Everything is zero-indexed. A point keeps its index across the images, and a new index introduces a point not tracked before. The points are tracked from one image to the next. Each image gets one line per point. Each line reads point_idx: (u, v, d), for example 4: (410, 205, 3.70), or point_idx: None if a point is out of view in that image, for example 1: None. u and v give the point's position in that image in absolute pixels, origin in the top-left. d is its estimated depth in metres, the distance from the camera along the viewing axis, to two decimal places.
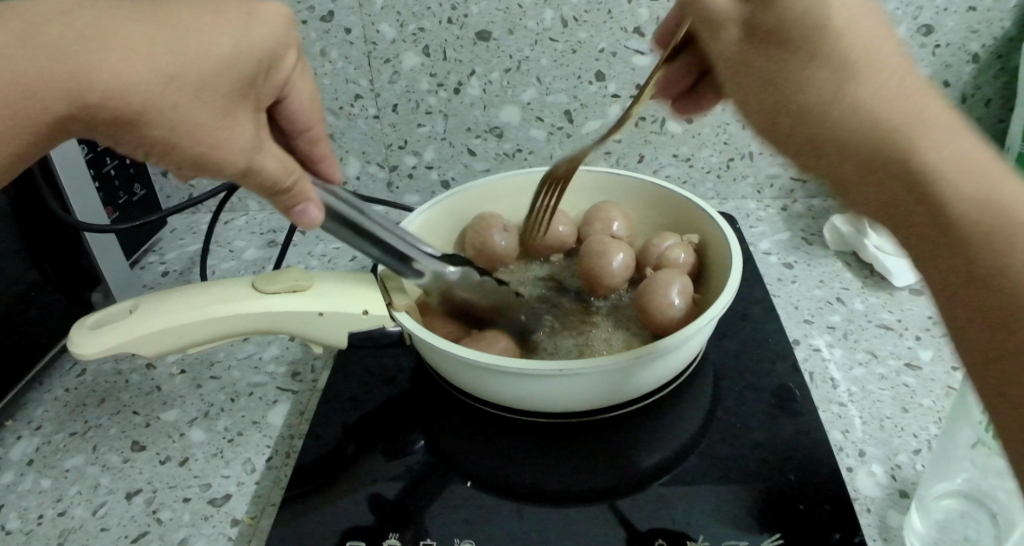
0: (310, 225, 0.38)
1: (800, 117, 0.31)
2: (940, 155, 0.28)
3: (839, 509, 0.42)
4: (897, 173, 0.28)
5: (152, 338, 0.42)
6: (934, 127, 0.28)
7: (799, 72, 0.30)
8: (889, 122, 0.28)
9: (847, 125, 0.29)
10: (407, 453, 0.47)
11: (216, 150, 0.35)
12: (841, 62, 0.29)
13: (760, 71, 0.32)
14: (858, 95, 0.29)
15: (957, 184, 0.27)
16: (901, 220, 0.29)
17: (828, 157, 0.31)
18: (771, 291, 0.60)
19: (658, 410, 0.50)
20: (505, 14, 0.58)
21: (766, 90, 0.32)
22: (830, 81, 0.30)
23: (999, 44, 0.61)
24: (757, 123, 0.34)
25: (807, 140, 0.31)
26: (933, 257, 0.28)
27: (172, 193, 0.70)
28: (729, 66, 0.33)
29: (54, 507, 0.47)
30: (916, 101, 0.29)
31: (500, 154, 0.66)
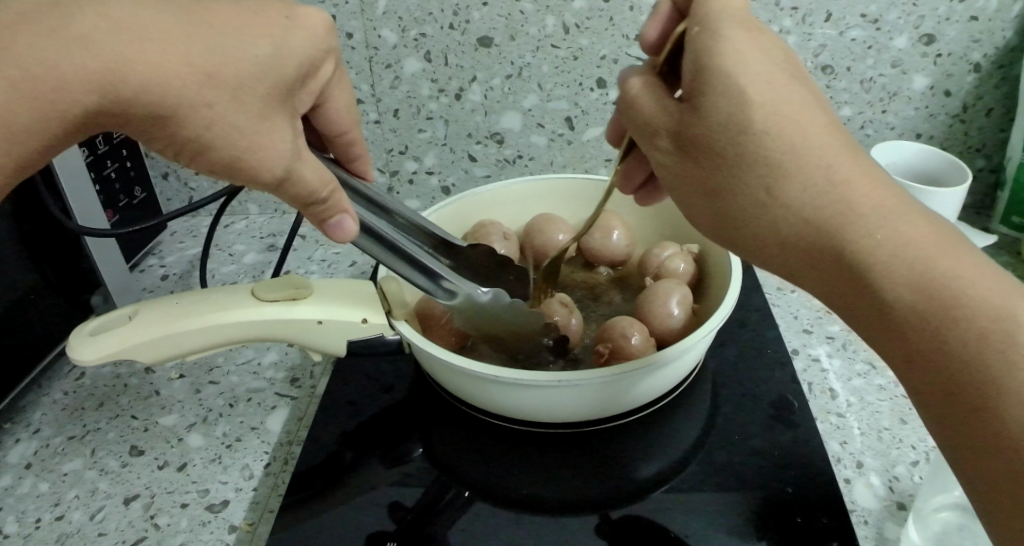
0: (345, 237, 0.38)
1: (729, 223, 0.34)
2: (877, 241, 0.31)
3: (837, 521, 0.42)
4: (842, 262, 0.31)
5: (151, 345, 0.42)
6: (859, 211, 0.31)
7: (726, 179, 0.33)
8: (821, 212, 0.31)
9: (776, 232, 0.33)
10: (405, 461, 0.47)
11: (253, 153, 0.34)
12: (767, 169, 0.32)
13: (692, 176, 0.34)
14: (789, 194, 0.32)
15: (885, 269, 0.31)
16: (851, 302, 0.32)
17: (771, 249, 0.33)
18: (770, 299, 0.60)
19: (656, 420, 0.50)
20: (506, 21, 0.58)
21: (705, 197, 0.34)
22: (763, 184, 0.32)
23: (1001, 54, 0.61)
24: (703, 225, 0.36)
25: (750, 238, 0.34)
26: (876, 333, 0.32)
27: (172, 196, 0.70)
28: (670, 172, 0.36)
29: (51, 511, 0.47)
30: (849, 187, 0.31)
31: (500, 161, 0.66)
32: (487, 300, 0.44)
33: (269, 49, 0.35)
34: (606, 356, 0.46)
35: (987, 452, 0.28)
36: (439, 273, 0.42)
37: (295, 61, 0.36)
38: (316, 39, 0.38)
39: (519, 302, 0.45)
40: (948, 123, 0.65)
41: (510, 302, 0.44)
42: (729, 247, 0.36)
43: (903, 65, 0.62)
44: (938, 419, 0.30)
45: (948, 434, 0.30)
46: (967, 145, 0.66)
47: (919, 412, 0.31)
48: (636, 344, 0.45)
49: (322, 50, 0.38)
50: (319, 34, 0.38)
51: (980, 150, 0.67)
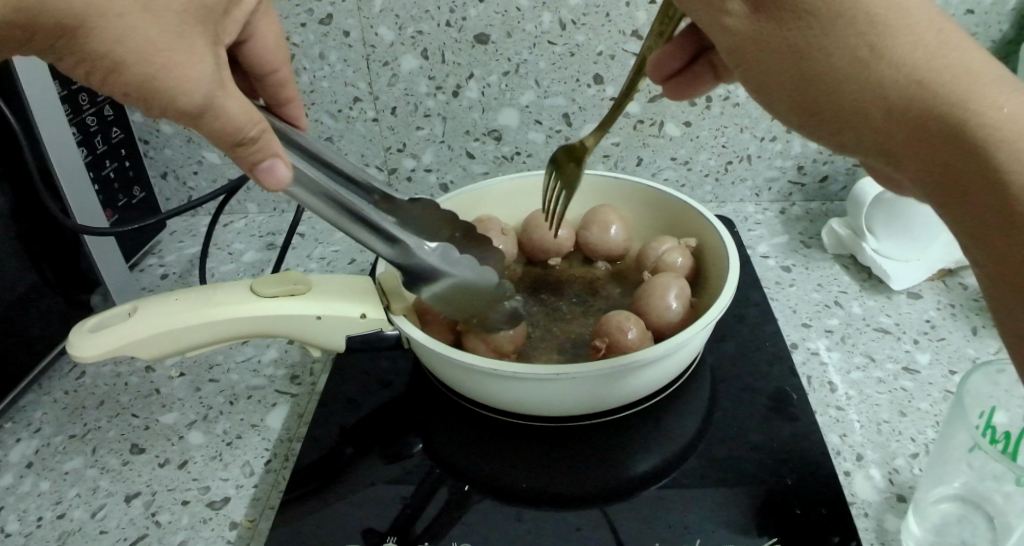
0: (277, 183, 0.36)
1: (813, 91, 0.31)
2: (997, 116, 0.29)
3: (836, 512, 0.42)
4: (947, 133, 0.29)
5: (151, 341, 0.42)
6: (979, 83, 0.29)
7: (822, 43, 0.30)
8: (935, 79, 0.29)
9: (872, 97, 0.30)
10: (405, 456, 0.47)
11: (169, 74, 0.32)
12: (868, 25, 0.29)
13: (771, 43, 0.31)
14: (898, 55, 0.29)
15: (1012, 143, 0.29)
16: (943, 175, 0.30)
17: (867, 116, 0.30)
18: (769, 294, 0.60)
19: (656, 414, 0.50)
20: (503, 17, 0.58)
21: (787, 62, 0.31)
22: (863, 38, 0.29)
23: (997, 47, 0.61)
24: (776, 102, 0.32)
25: (836, 115, 0.31)
26: (976, 217, 0.30)
27: (171, 195, 0.70)
28: (739, 47, 0.32)
29: (52, 509, 0.48)
30: (957, 57, 0.30)
31: (499, 157, 0.66)
32: (434, 257, 0.43)
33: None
34: (605, 350, 0.46)
35: None
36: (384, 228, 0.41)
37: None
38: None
39: (467, 259, 0.44)
40: None
41: (458, 258, 0.43)
42: (799, 128, 0.33)
43: None
44: (1017, 297, 0.29)
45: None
46: None
47: (1002, 303, 0.30)
48: (633, 338, 0.45)
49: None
50: None
51: None
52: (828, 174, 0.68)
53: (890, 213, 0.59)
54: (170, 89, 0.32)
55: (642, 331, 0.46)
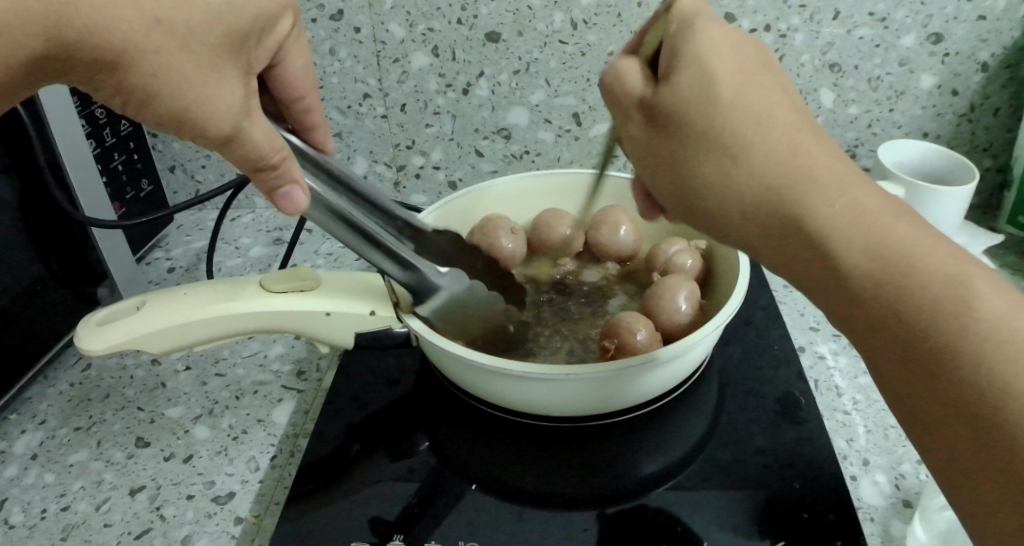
0: (292, 208, 0.37)
1: (687, 196, 0.33)
2: (830, 209, 0.29)
3: (843, 518, 0.42)
4: (795, 232, 0.30)
5: (159, 335, 0.42)
6: (821, 178, 0.30)
7: (689, 153, 0.32)
8: (785, 182, 0.30)
9: (730, 200, 0.31)
10: (411, 454, 0.47)
11: (200, 106, 0.34)
12: (730, 139, 0.31)
13: (660, 151, 0.33)
14: (756, 163, 0.30)
15: (843, 235, 0.29)
16: (805, 272, 0.30)
17: (731, 218, 0.32)
18: (777, 297, 0.60)
19: (664, 415, 0.50)
20: (514, 16, 0.58)
21: (666, 162, 0.33)
22: (727, 150, 0.31)
23: (1008, 54, 0.61)
24: (662, 188, 0.34)
25: (705, 214, 0.32)
26: (862, 323, 0.29)
27: (178, 189, 0.70)
28: (638, 147, 0.34)
29: (57, 501, 0.48)
30: (806, 156, 0.30)
31: (508, 156, 0.66)
32: (446, 281, 0.44)
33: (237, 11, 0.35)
34: (613, 351, 0.46)
35: (948, 421, 0.27)
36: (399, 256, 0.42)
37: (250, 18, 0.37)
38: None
39: (478, 285, 0.45)
40: (955, 122, 0.65)
41: (469, 286, 0.45)
42: (685, 221, 0.34)
43: (911, 64, 0.62)
44: (900, 390, 0.28)
45: (924, 415, 0.28)
46: (974, 145, 0.66)
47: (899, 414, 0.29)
48: (642, 340, 0.45)
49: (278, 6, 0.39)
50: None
51: (987, 149, 0.66)
52: None
53: None
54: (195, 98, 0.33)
55: (651, 334, 0.46)
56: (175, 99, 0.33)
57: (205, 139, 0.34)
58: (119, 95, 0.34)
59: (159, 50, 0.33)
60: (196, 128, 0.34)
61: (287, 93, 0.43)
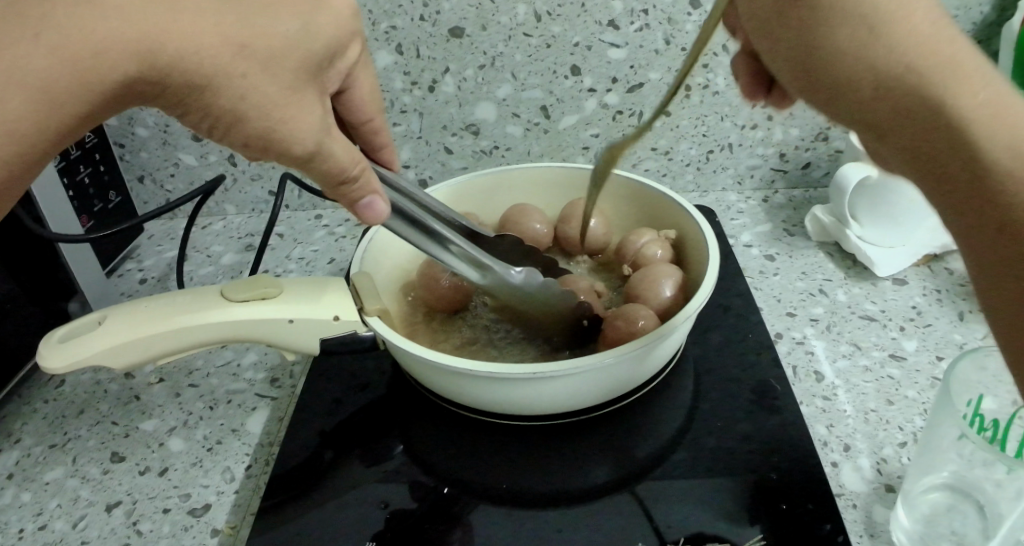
0: (375, 218, 0.39)
1: (817, 70, 0.32)
2: (972, 103, 0.30)
3: (822, 506, 0.41)
4: (930, 114, 0.30)
5: (122, 350, 0.41)
6: (962, 72, 0.30)
7: (822, 21, 0.31)
8: (927, 66, 0.30)
9: (863, 73, 0.31)
10: (385, 459, 0.47)
11: (286, 124, 0.34)
12: (869, 10, 0.31)
13: (782, 12, 0.32)
14: (893, 37, 0.31)
15: (985, 127, 0.29)
16: (925, 149, 0.31)
17: (858, 93, 0.32)
18: (752, 284, 0.60)
19: (639, 408, 0.49)
20: (477, 10, 0.57)
21: (789, 35, 0.33)
22: (864, 23, 0.31)
23: (977, 30, 0.61)
24: (778, 70, 0.35)
25: (829, 84, 0.32)
26: (964, 199, 0.30)
27: (148, 199, 0.69)
28: (758, 11, 0.33)
29: (34, 521, 0.47)
30: (946, 49, 0.31)
31: (477, 152, 0.65)
32: (519, 280, 0.45)
33: None
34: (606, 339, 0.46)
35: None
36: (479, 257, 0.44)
37: None
38: None
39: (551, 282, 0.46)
40: None
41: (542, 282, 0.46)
42: (801, 95, 0.34)
43: None
44: (985, 271, 0.29)
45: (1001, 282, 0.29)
46: None
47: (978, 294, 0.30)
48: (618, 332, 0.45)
49: (347, 33, 0.39)
50: (345, 15, 0.38)
51: None
52: (810, 161, 0.67)
53: (873, 200, 0.58)
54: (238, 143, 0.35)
55: (652, 320, 0.46)
56: (262, 120, 0.34)
57: (277, 154, 0.35)
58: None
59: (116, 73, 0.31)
60: (280, 144, 0.35)
61: (355, 115, 0.43)
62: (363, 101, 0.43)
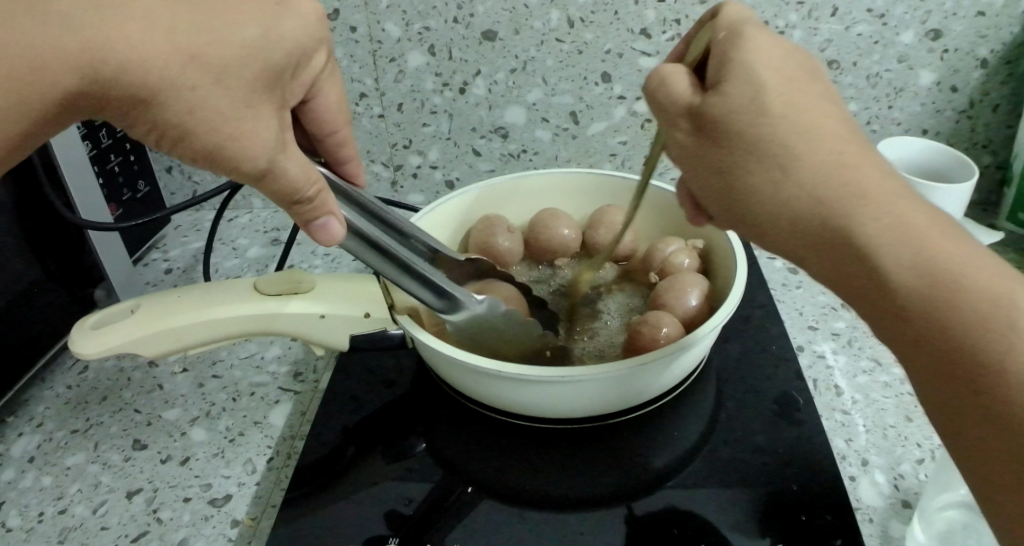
0: (329, 239, 0.37)
1: (735, 200, 0.32)
2: (880, 224, 0.30)
3: (841, 519, 0.42)
4: (836, 240, 0.30)
5: (154, 339, 0.42)
6: (869, 186, 0.30)
7: (742, 151, 0.31)
8: (830, 189, 0.30)
9: (776, 204, 0.31)
10: (407, 456, 0.47)
11: (237, 142, 0.34)
12: (780, 116, 0.31)
13: (710, 119, 0.32)
14: (782, 173, 0.31)
15: (894, 247, 0.29)
16: (843, 274, 0.31)
17: (779, 229, 0.32)
18: (775, 296, 0.60)
19: (659, 416, 0.50)
20: (511, 14, 0.58)
21: (713, 153, 0.33)
22: (766, 137, 0.31)
23: (1007, 50, 0.61)
24: (704, 192, 0.34)
25: (752, 213, 0.32)
26: (886, 316, 0.30)
27: (176, 190, 0.70)
28: (714, 66, 0.33)
29: (54, 504, 0.47)
30: (851, 175, 0.30)
31: (505, 155, 0.66)
32: (483, 310, 0.44)
33: (258, 31, 0.35)
34: (632, 345, 0.46)
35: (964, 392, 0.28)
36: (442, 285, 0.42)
37: (288, 46, 0.37)
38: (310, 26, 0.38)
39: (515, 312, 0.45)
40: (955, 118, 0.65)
41: (506, 310, 0.44)
42: (727, 221, 0.34)
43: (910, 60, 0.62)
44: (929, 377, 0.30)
45: (942, 390, 0.29)
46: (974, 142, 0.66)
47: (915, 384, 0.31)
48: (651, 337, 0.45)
49: (315, 38, 0.39)
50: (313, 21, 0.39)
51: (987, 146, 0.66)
52: None
53: None
54: (234, 156, 0.34)
55: (677, 328, 0.46)
56: (212, 135, 0.33)
57: (239, 174, 0.35)
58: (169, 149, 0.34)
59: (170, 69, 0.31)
60: (234, 163, 0.34)
61: (319, 128, 0.43)
62: (328, 112, 0.43)
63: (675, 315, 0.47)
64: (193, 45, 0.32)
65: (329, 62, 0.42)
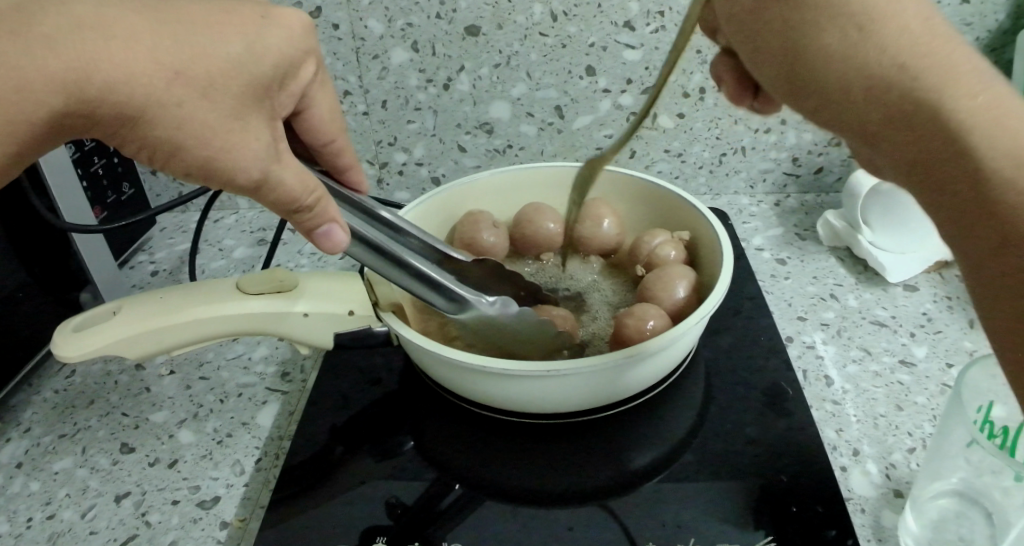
0: (332, 247, 0.38)
1: (808, 81, 0.32)
2: (971, 102, 0.30)
3: (832, 509, 0.41)
4: (922, 115, 0.30)
5: (136, 341, 0.42)
6: (959, 71, 0.30)
7: (817, 32, 0.31)
8: (916, 63, 0.30)
9: (855, 76, 0.31)
10: (395, 454, 0.47)
11: (226, 154, 0.34)
12: (859, 10, 0.31)
13: (774, 15, 0.32)
14: (881, 35, 0.31)
15: (985, 130, 0.29)
16: (923, 159, 0.30)
17: (849, 99, 0.31)
18: (763, 287, 0.60)
19: (648, 409, 0.49)
20: (494, 9, 0.58)
21: (781, 45, 0.33)
22: (853, 20, 0.31)
23: (993, 37, 0.61)
24: (772, 82, 0.34)
25: (824, 94, 0.32)
26: (961, 210, 0.29)
27: (161, 192, 0.70)
28: (744, 18, 0.34)
29: (42, 510, 0.47)
30: (941, 51, 0.31)
31: (491, 151, 0.66)
32: (492, 311, 0.44)
33: (242, 45, 0.35)
34: (619, 339, 0.46)
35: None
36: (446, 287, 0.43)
37: (271, 56, 0.37)
38: (295, 37, 0.39)
39: (528, 312, 0.44)
40: None
41: (519, 312, 0.44)
42: (793, 107, 0.34)
43: None
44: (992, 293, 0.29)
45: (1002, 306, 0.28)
46: None
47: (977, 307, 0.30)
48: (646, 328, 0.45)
49: (302, 50, 0.39)
50: (297, 32, 0.39)
51: None
52: (823, 165, 0.67)
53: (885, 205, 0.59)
54: (227, 168, 0.34)
55: (662, 320, 0.46)
56: (201, 149, 0.34)
57: (234, 187, 0.35)
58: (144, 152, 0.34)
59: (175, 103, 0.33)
60: (224, 175, 0.34)
61: (316, 139, 0.43)
62: (322, 121, 0.43)
63: (660, 305, 0.47)
64: (172, 58, 0.33)
65: (319, 71, 0.42)
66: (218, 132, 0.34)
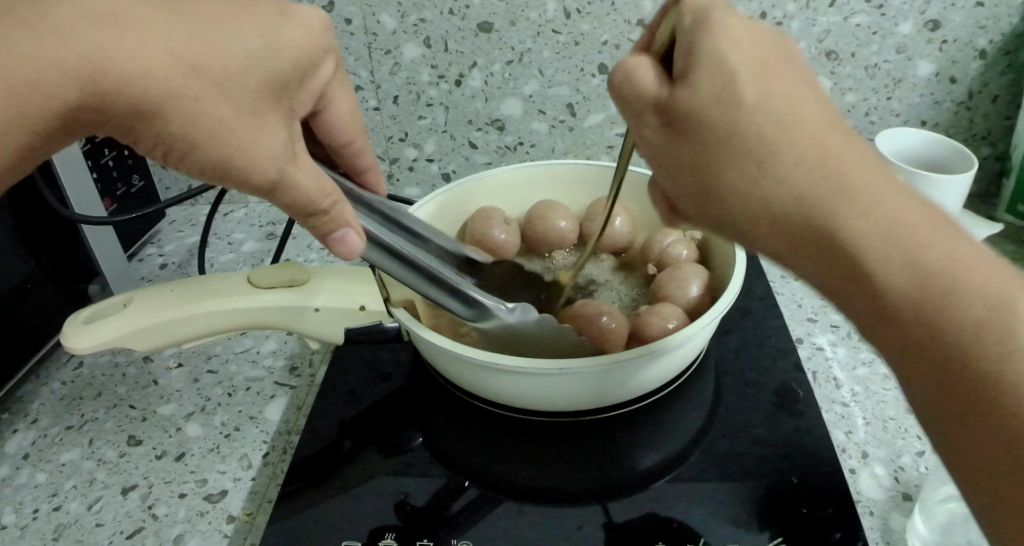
0: (347, 252, 0.37)
1: (713, 204, 0.30)
2: (864, 223, 0.27)
3: (842, 512, 0.41)
4: (820, 236, 0.28)
5: (147, 333, 0.42)
6: (856, 188, 0.28)
7: (722, 167, 0.29)
8: (812, 189, 0.28)
9: (761, 213, 0.29)
10: (404, 450, 0.47)
11: (243, 154, 0.34)
12: (755, 141, 0.28)
13: (681, 154, 0.30)
14: (781, 167, 0.28)
15: (881, 251, 0.27)
16: (837, 279, 0.29)
17: (760, 232, 0.29)
18: (774, 287, 0.60)
19: (658, 409, 0.49)
20: (507, 5, 0.57)
21: (687, 172, 0.30)
22: (750, 156, 0.28)
23: (1006, 41, 0.60)
24: (683, 201, 0.32)
25: (730, 221, 0.30)
26: (913, 359, 0.28)
27: (170, 184, 0.70)
28: (656, 154, 0.31)
29: (49, 501, 0.47)
30: (838, 162, 0.28)
31: (501, 147, 0.65)
32: (514, 321, 0.42)
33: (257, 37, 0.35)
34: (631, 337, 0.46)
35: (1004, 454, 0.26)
36: (469, 294, 0.41)
37: (287, 49, 0.37)
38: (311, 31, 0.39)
39: (546, 318, 0.43)
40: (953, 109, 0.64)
41: (538, 319, 0.43)
42: (702, 226, 0.32)
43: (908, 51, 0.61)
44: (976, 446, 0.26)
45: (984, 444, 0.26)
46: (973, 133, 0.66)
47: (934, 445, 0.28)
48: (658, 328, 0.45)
49: (322, 46, 0.39)
50: (315, 27, 0.39)
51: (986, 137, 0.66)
52: None
53: None
54: (244, 169, 0.34)
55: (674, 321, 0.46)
56: (217, 147, 0.33)
57: (249, 188, 0.35)
58: (158, 141, 0.33)
59: (187, 89, 0.32)
60: (240, 177, 0.34)
61: (335, 139, 0.43)
62: (343, 124, 0.42)
63: (672, 306, 0.47)
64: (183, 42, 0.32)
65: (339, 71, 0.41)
66: (232, 126, 0.33)
